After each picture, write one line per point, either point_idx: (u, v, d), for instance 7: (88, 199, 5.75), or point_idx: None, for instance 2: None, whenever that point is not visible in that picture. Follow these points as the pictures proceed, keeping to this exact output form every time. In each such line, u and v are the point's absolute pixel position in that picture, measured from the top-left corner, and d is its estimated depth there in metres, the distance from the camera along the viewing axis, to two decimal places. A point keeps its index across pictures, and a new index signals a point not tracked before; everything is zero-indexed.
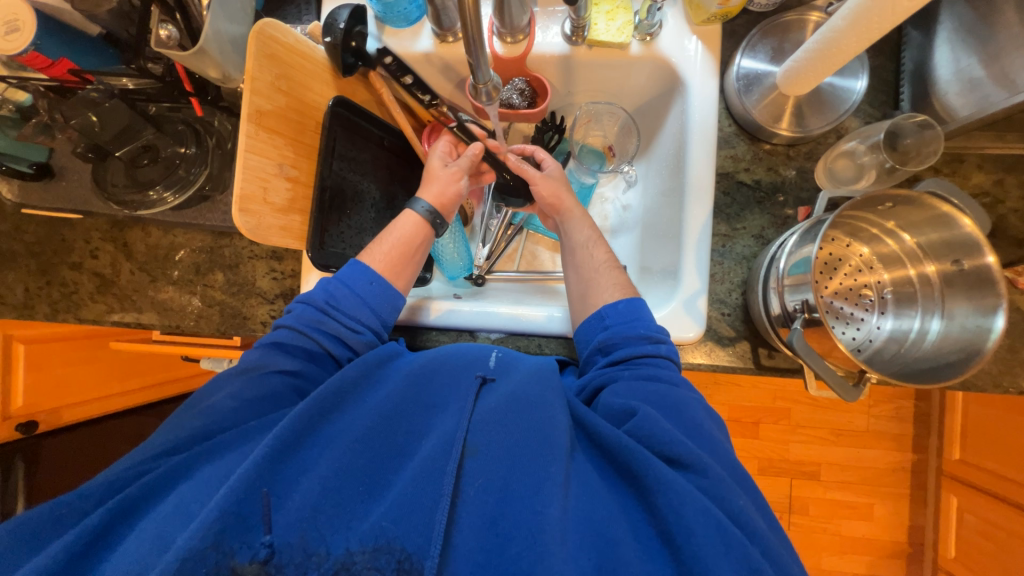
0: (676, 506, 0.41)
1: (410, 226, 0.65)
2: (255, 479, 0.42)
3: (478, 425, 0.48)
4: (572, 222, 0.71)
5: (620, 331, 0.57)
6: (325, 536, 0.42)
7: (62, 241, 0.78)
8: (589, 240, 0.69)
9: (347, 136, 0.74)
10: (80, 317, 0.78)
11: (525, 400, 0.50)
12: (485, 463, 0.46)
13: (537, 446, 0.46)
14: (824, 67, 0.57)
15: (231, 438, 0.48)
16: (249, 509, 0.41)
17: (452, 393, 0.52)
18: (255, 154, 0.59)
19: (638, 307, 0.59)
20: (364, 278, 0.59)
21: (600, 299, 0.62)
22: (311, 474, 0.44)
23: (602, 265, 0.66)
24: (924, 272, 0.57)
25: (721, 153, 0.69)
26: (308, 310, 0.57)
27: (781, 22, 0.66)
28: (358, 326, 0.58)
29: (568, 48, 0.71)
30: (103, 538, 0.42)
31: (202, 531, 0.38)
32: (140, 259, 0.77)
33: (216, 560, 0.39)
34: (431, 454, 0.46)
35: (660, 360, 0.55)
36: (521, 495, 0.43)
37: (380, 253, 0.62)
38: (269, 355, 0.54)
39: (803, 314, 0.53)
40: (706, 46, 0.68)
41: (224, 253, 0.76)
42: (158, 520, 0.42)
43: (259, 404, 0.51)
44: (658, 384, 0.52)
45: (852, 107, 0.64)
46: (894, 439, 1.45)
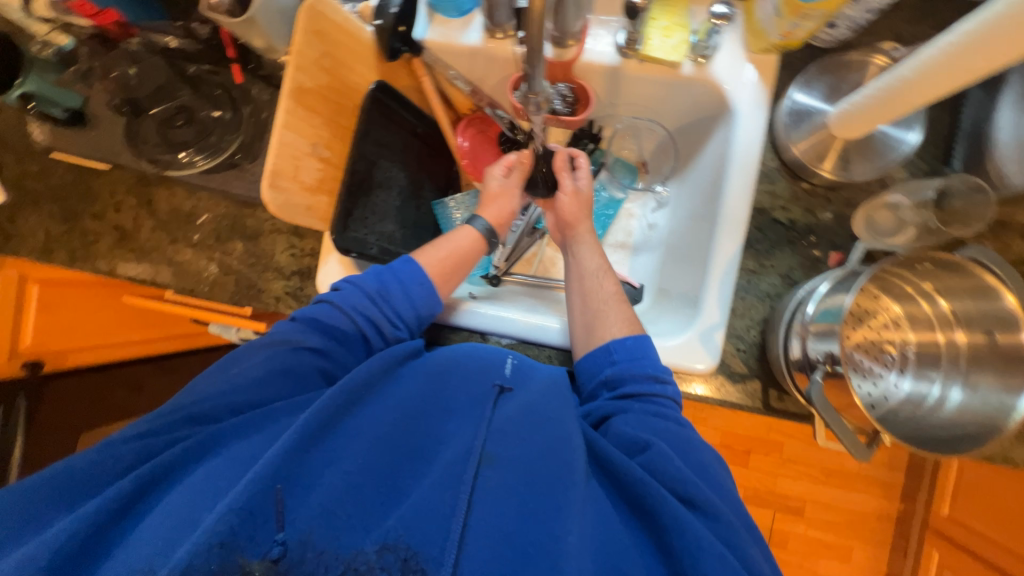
0: (693, 549, 0.41)
1: (467, 239, 0.68)
2: (281, 465, 0.41)
3: (497, 435, 0.49)
4: (583, 247, 0.71)
5: (626, 368, 0.56)
6: (343, 534, 0.41)
7: (87, 190, 0.78)
8: (598, 269, 0.68)
9: (383, 121, 0.73)
10: (96, 268, 0.78)
11: (543, 415, 0.50)
12: (506, 477, 0.45)
13: (554, 466, 0.46)
14: (878, 114, 0.55)
15: (254, 418, 0.47)
16: (270, 500, 0.40)
17: (469, 400, 0.53)
18: (292, 130, 0.59)
19: (644, 345, 0.59)
20: (417, 278, 0.60)
21: (608, 331, 0.61)
22: (335, 467, 0.44)
23: (610, 297, 0.65)
24: (952, 338, 0.56)
25: (760, 187, 0.68)
26: (355, 295, 0.57)
27: (842, 60, 0.64)
28: (395, 319, 0.58)
29: (619, 59, 0.69)
30: (117, 516, 0.41)
31: (227, 513, 0.37)
32: (163, 218, 0.77)
33: (235, 552, 0.37)
34: (451, 462, 0.47)
35: (665, 402, 0.54)
36: (540, 514, 0.43)
37: (435, 257, 0.64)
38: (305, 331, 0.54)
39: (825, 365, 0.52)
40: (761, 75, 0.66)
41: (246, 223, 0.75)
42: (187, 491, 0.42)
43: (285, 383, 0.51)
44: (667, 422, 0.52)
45: (902, 157, 0.62)
46: (882, 486, 1.44)
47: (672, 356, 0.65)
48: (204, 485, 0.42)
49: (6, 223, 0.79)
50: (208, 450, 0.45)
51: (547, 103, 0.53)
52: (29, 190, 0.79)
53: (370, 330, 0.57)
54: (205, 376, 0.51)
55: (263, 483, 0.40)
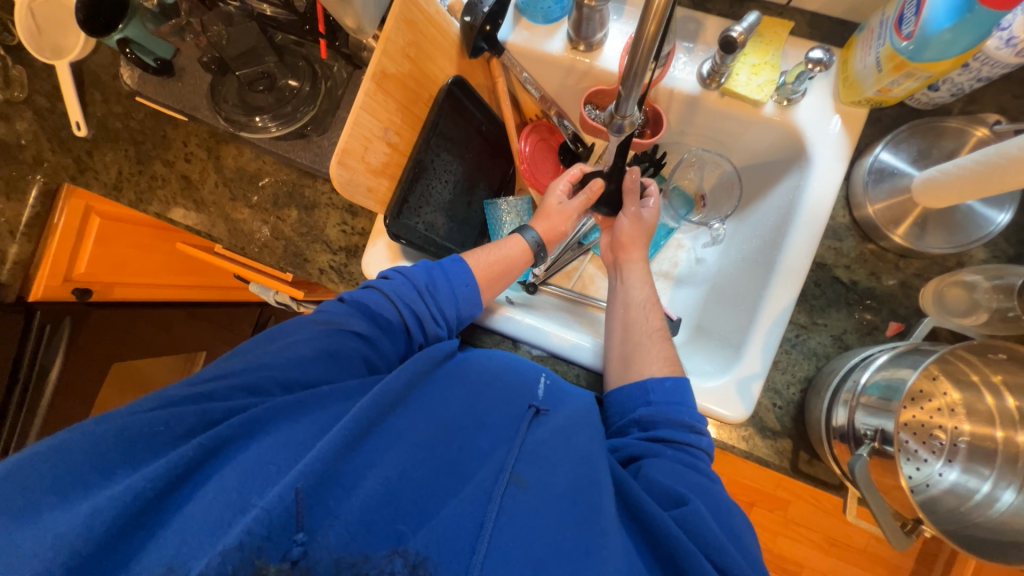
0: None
1: (516, 248, 0.68)
2: (329, 462, 0.40)
3: (531, 461, 0.48)
4: (633, 272, 0.70)
5: (662, 411, 0.56)
6: (381, 544, 0.40)
7: (163, 137, 0.82)
8: (642, 300, 0.67)
9: (453, 115, 0.73)
10: (158, 212, 0.81)
11: (577, 446, 0.50)
12: (541, 509, 0.45)
13: (589, 507, 0.45)
14: (972, 190, 0.52)
15: (303, 400, 0.47)
16: (317, 497, 0.39)
17: (504, 418, 0.52)
18: (368, 112, 0.60)
19: (684, 388, 0.58)
20: (463, 279, 0.61)
21: (644, 368, 0.60)
22: (377, 471, 0.43)
23: (653, 333, 0.64)
24: (1013, 438, 0.53)
25: (825, 243, 0.65)
26: (405, 286, 0.58)
27: (938, 126, 0.61)
28: (436, 315, 0.59)
29: (699, 89, 0.68)
30: (164, 497, 0.39)
31: (277, 507, 0.37)
32: (227, 175, 0.80)
33: (278, 550, 0.36)
34: (486, 482, 0.46)
35: (699, 453, 0.54)
36: (577, 560, 0.41)
37: (484, 260, 0.65)
38: (352, 315, 0.55)
39: (873, 442, 0.50)
40: (846, 128, 0.63)
41: (304, 193, 0.77)
42: (239, 471, 0.41)
43: (328, 368, 0.51)
44: (699, 476, 0.51)
45: (985, 238, 0.59)
46: (888, 568, 1.37)
47: (704, 398, 0.64)
48: (249, 468, 0.41)
49: (84, 156, 0.83)
50: (254, 431, 0.44)
51: (632, 127, 0.52)
52: (110, 129, 0.83)
53: (412, 322, 0.57)
54: (252, 345, 0.51)
55: (312, 481, 0.39)
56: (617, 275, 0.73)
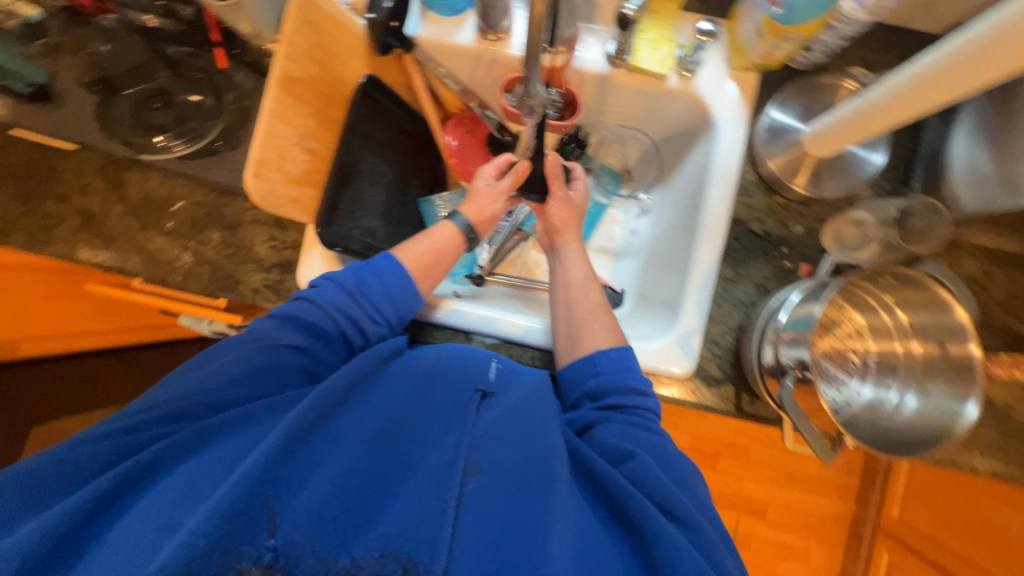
0: (674, 561, 0.43)
1: (446, 236, 0.67)
2: (265, 469, 0.42)
3: (481, 443, 0.50)
4: (570, 253, 0.73)
5: (610, 380, 0.58)
6: (329, 538, 0.42)
7: (52, 170, 0.74)
8: (583, 279, 0.70)
9: (373, 116, 0.72)
10: (55, 253, 0.73)
11: (525, 420, 0.52)
12: (489, 486, 0.47)
13: (537, 475, 0.47)
14: (848, 137, 0.59)
15: (245, 413, 0.48)
16: (255, 504, 0.41)
17: (452, 405, 0.54)
18: (279, 120, 0.57)
19: (627, 356, 0.61)
20: (395, 274, 0.60)
21: (590, 342, 0.62)
22: (322, 470, 0.45)
23: (595, 308, 0.66)
24: (908, 347, 0.60)
25: (738, 200, 0.71)
26: (334, 291, 0.57)
27: (815, 82, 0.68)
28: (371, 314, 0.58)
29: (608, 68, 0.71)
30: (107, 509, 0.42)
31: (215, 519, 0.39)
32: (134, 203, 0.74)
33: (222, 561, 0.38)
34: (437, 467, 0.48)
35: (647, 413, 0.57)
36: (523, 525, 0.44)
37: (414, 253, 0.64)
38: (284, 328, 0.54)
39: (795, 371, 0.55)
40: (742, 92, 0.69)
41: (224, 212, 0.73)
42: (168, 491, 0.42)
43: (266, 381, 0.51)
44: (648, 434, 0.54)
45: (866, 177, 0.67)
46: (839, 489, 1.52)
47: (651, 359, 0.67)
48: (192, 483, 0.43)
49: None
50: (195, 447, 0.45)
51: (544, 107, 0.55)
52: None
53: (348, 325, 0.57)
54: (180, 373, 0.51)
55: (248, 489, 0.41)
56: (553, 254, 0.75)
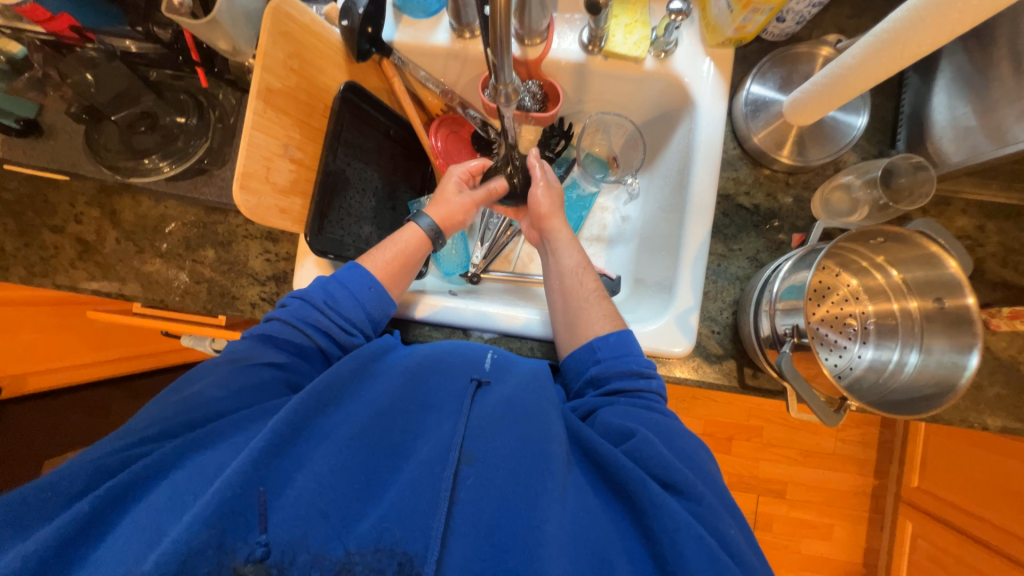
0: (671, 530, 0.43)
1: (413, 239, 0.69)
2: (248, 473, 0.43)
3: (475, 432, 0.51)
4: (560, 242, 0.72)
5: (612, 365, 0.58)
6: (323, 537, 0.42)
7: (45, 203, 0.75)
8: (578, 265, 0.70)
9: (355, 123, 0.73)
10: (56, 282, 0.75)
11: (520, 408, 0.53)
12: (484, 472, 0.48)
13: (531, 458, 0.48)
14: (828, 102, 0.59)
15: (230, 424, 0.49)
16: (243, 507, 0.42)
17: (450, 395, 0.55)
18: (262, 131, 0.58)
19: (628, 340, 0.61)
20: (363, 282, 0.62)
21: (590, 330, 0.63)
22: (308, 470, 0.45)
23: (591, 294, 0.67)
24: (906, 306, 0.60)
25: (723, 174, 0.71)
26: (304, 307, 0.59)
27: (792, 53, 0.68)
28: (343, 325, 0.60)
29: (584, 56, 0.72)
30: (93, 528, 0.42)
31: (199, 526, 0.39)
32: (128, 228, 0.75)
33: (216, 560, 0.39)
34: (428, 458, 0.49)
35: (651, 396, 0.57)
36: (517, 510, 0.45)
37: (381, 260, 0.66)
38: (257, 347, 0.56)
39: (792, 338, 0.55)
40: (719, 69, 0.69)
41: (217, 229, 0.74)
42: (153, 503, 0.43)
43: (249, 396, 0.52)
44: (652, 414, 0.54)
45: (852, 142, 0.66)
46: (857, 463, 1.50)
47: (651, 341, 0.67)
48: (176, 491, 0.44)
49: None
50: (180, 458, 0.46)
51: (518, 95, 0.55)
52: None
53: (324, 339, 0.59)
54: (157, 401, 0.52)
55: (234, 492, 0.41)
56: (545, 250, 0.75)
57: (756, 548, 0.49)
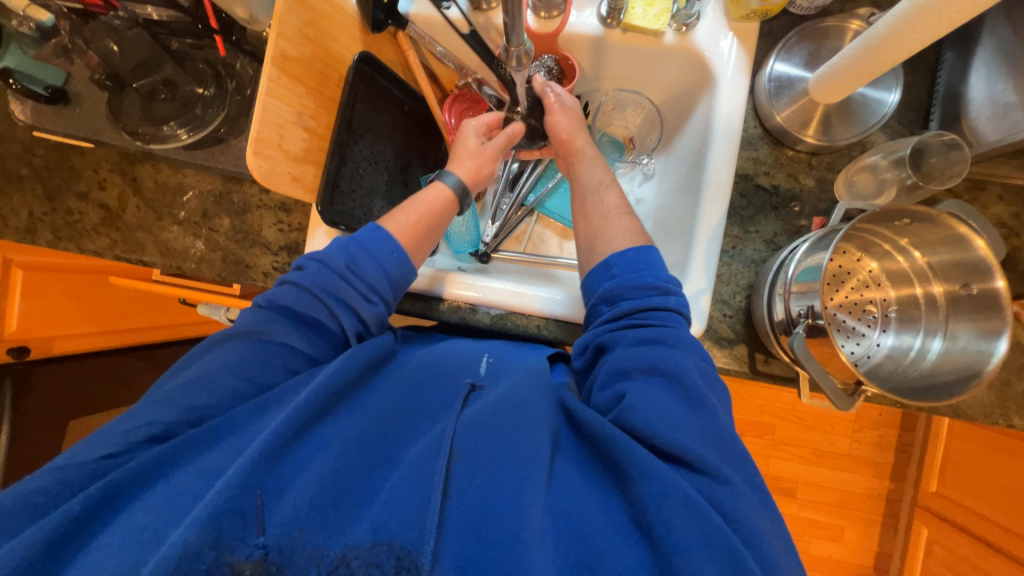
0: (658, 498, 0.41)
1: (438, 198, 0.66)
2: (245, 474, 0.41)
3: (466, 428, 0.48)
4: (583, 164, 0.70)
5: (626, 281, 0.56)
6: (318, 536, 0.41)
7: (71, 169, 0.78)
8: (600, 184, 0.68)
9: (368, 95, 0.73)
10: (81, 247, 0.78)
11: (513, 402, 0.51)
12: (474, 468, 0.45)
13: (524, 454, 0.46)
14: (857, 77, 0.56)
15: (232, 419, 0.47)
16: (241, 507, 0.40)
17: (444, 398, 0.54)
18: (275, 98, 0.58)
19: (648, 255, 0.58)
20: (388, 247, 0.58)
21: (607, 247, 0.61)
22: (308, 472, 0.44)
23: (613, 211, 0.65)
24: (930, 291, 0.57)
25: (742, 154, 0.69)
26: (323, 273, 0.55)
27: (821, 27, 0.65)
28: (363, 294, 0.56)
29: (602, 30, 0.70)
30: (82, 528, 0.41)
31: (199, 526, 0.38)
32: (148, 195, 0.76)
33: (213, 558, 0.38)
34: (421, 455, 0.46)
35: (669, 314, 0.53)
36: (507, 500, 0.43)
37: (405, 222, 0.62)
38: (274, 320, 0.53)
39: (806, 320, 0.53)
40: (741, 44, 0.67)
41: (233, 199, 0.75)
42: (157, 503, 0.42)
43: (240, 385, 0.50)
44: (660, 349, 0.50)
45: (881, 119, 0.63)
46: (872, 465, 1.46)
47: None
48: (174, 498, 0.42)
49: None
50: (160, 469, 0.44)
51: (527, 57, 0.58)
52: (12, 173, 0.78)
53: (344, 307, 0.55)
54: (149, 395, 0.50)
55: (231, 494, 0.40)
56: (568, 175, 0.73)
57: (771, 510, 0.45)
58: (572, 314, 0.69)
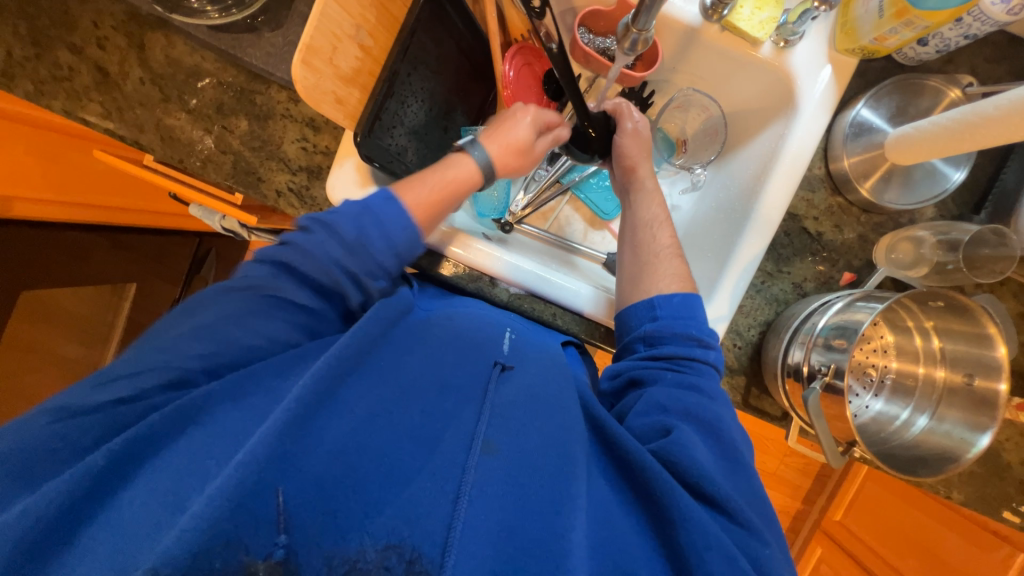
0: (701, 549, 0.42)
1: (460, 173, 0.59)
2: (272, 446, 0.36)
3: (495, 422, 0.47)
4: (641, 195, 0.68)
5: (669, 325, 0.56)
6: (342, 526, 0.38)
7: (65, 14, 0.66)
8: (654, 219, 0.66)
9: (433, 24, 0.65)
10: (67, 109, 0.67)
11: (544, 397, 0.50)
12: (504, 466, 0.44)
13: (553, 459, 0.46)
14: (936, 147, 0.55)
15: (229, 381, 0.41)
16: (262, 491, 0.35)
17: (471, 374, 0.50)
18: (338, 3, 0.51)
19: (693, 304, 0.58)
20: (398, 221, 0.50)
21: (654, 286, 0.60)
22: (324, 440, 0.40)
23: (664, 251, 0.63)
24: (931, 374, 0.60)
25: (798, 192, 0.68)
26: (327, 241, 0.47)
27: (917, 84, 0.63)
28: (387, 260, 0.50)
29: (700, 21, 0.65)
30: (74, 512, 0.34)
31: (217, 501, 0.33)
32: (156, 69, 0.67)
33: (225, 558, 0.33)
34: (451, 448, 0.44)
35: (705, 367, 0.54)
36: (542, 514, 0.42)
37: (423, 193, 0.56)
38: (275, 277, 0.47)
39: (824, 377, 0.55)
40: (836, 77, 0.64)
41: (255, 100, 0.67)
42: (165, 471, 0.36)
43: (243, 338, 0.44)
44: (697, 397, 0.51)
45: (943, 193, 0.63)
46: (790, 487, 1.61)
47: None
48: (178, 471, 0.36)
49: None
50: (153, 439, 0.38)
51: (642, 45, 0.56)
52: None
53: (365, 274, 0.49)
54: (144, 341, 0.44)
55: (256, 471, 0.35)
56: (623, 201, 0.71)
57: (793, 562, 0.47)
58: (592, 312, 0.68)
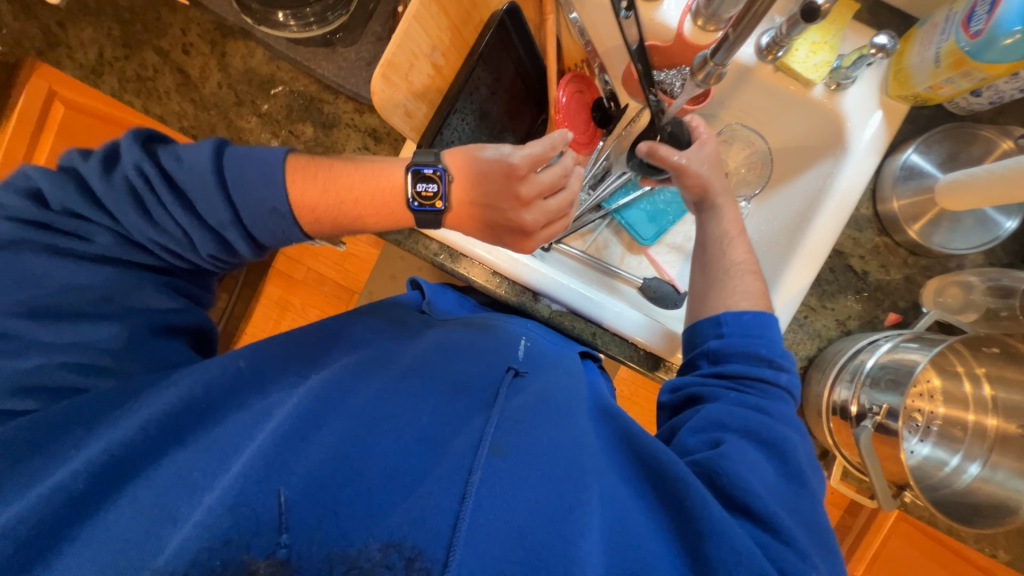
0: (729, 561, 0.39)
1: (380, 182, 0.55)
2: (270, 459, 0.38)
3: (504, 425, 0.44)
4: (714, 211, 0.66)
5: (737, 343, 0.55)
6: (345, 530, 0.35)
7: (157, 21, 0.71)
8: (727, 235, 0.64)
9: (499, 49, 0.69)
10: (148, 106, 0.72)
11: (554, 405, 0.49)
12: (512, 465, 0.41)
13: (562, 464, 0.43)
14: (989, 194, 0.55)
15: (230, 400, 0.45)
16: (259, 497, 0.36)
17: (482, 382, 0.51)
18: (419, 24, 0.54)
19: (766, 323, 0.56)
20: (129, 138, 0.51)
21: (721, 304, 0.59)
22: (319, 439, 0.41)
23: (736, 268, 0.62)
24: (981, 421, 0.59)
25: (845, 231, 0.68)
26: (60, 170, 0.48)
27: (968, 133, 0.64)
28: (232, 218, 0.50)
29: (755, 61, 0.68)
30: (85, 509, 0.37)
31: (221, 510, 0.35)
32: (233, 76, 0.71)
33: (225, 558, 0.33)
34: (459, 450, 0.42)
35: (775, 387, 0.52)
36: (555, 519, 0.39)
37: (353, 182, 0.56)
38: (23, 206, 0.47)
39: (877, 416, 0.54)
40: (886, 122, 0.66)
41: (322, 108, 0.71)
42: (153, 488, 0.38)
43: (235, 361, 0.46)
44: (765, 418, 0.49)
45: (993, 241, 0.63)
46: None
47: None
48: (174, 483, 0.38)
49: (56, 29, 0.71)
50: (160, 451, 0.40)
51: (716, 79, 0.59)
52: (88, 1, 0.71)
53: (187, 221, 0.49)
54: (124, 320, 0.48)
55: (247, 482, 0.37)
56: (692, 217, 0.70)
57: None
58: (630, 331, 0.69)
